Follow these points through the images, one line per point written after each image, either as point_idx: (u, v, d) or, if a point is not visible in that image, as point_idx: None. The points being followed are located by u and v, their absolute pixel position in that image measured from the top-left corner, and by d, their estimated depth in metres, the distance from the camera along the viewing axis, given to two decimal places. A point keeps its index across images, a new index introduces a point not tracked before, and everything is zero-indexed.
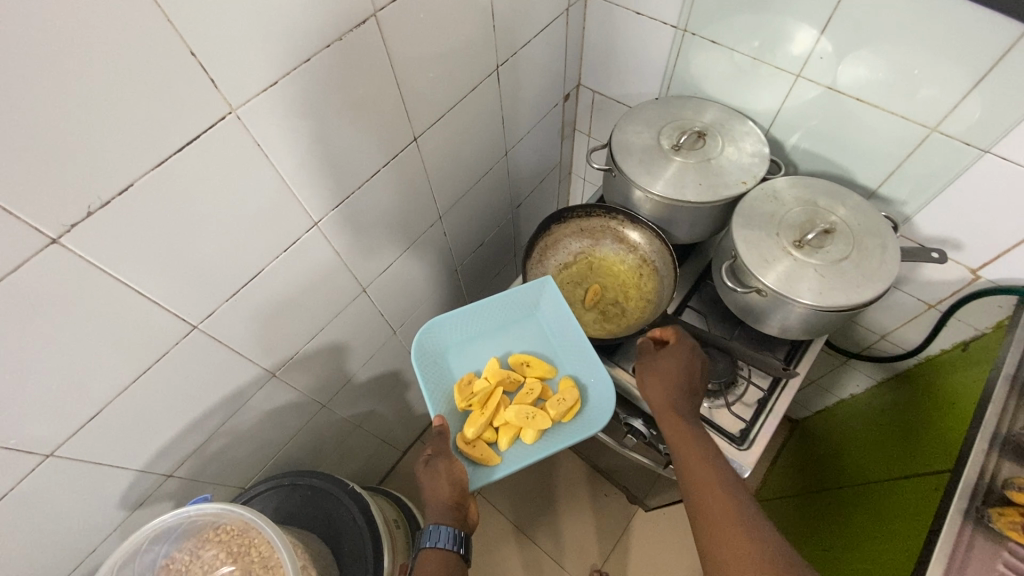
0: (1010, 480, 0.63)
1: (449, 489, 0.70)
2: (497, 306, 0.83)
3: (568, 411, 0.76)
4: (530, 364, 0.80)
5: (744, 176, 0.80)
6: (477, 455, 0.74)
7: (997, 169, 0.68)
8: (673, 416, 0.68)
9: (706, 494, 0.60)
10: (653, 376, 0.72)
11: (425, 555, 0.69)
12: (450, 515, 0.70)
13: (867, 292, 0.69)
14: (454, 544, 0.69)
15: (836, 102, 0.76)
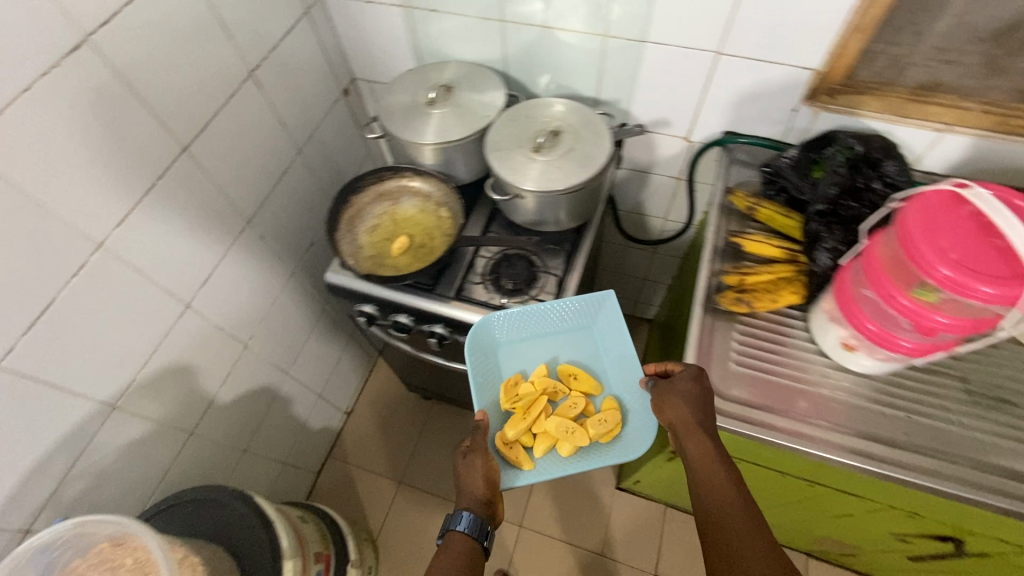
0: (722, 275, 0.81)
1: (482, 485, 0.76)
2: (569, 314, 0.93)
3: (606, 432, 0.83)
4: (576, 376, 0.89)
5: (489, 109, 0.92)
6: (511, 455, 0.81)
7: (659, 51, 0.88)
8: (692, 440, 0.68)
9: (724, 517, 0.61)
10: (668, 401, 0.71)
11: (452, 538, 0.73)
12: (482, 507, 0.75)
13: (593, 169, 0.84)
14: (474, 530, 0.73)
15: (540, 33, 0.93)
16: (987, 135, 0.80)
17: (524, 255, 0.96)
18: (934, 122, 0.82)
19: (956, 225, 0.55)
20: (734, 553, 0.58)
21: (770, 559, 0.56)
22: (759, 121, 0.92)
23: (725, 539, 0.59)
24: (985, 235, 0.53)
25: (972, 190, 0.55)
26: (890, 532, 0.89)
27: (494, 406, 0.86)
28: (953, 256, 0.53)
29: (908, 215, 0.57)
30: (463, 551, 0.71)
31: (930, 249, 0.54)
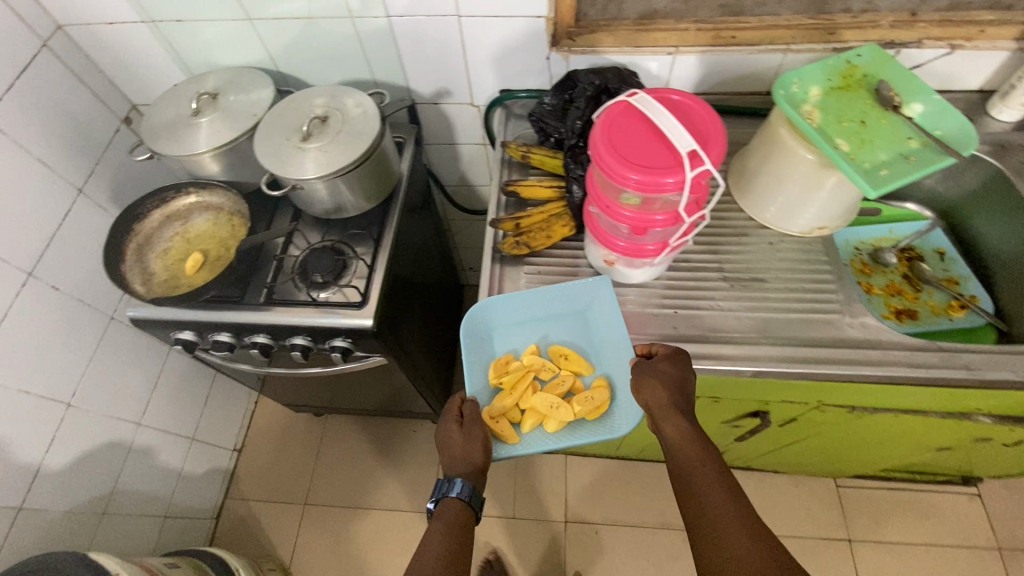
0: (500, 225, 0.84)
1: (480, 453, 0.70)
2: (560, 296, 0.80)
3: (594, 410, 0.72)
4: (568, 356, 0.77)
5: (254, 109, 0.92)
6: (499, 430, 0.72)
7: (405, 25, 0.90)
8: (671, 422, 0.65)
9: (711, 495, 0.60)
10: (645, 382, 0.68)
11: (446, 504, 0.67)
12: (476, 475, 0.69)
13: (359, 145, 0.86)
14: (467, 495, 0.67)
15: (293, 27, 0.93)
16: (708, 51, 0.89)
17: (330, 245, 0.95)
18: (662, 48, 0.89)
19: (629, 128, 0.60)
20: (719, 536, 0.56)
21: (753, 535, 0.55)
22: (524, 75, 0.97)
23: (711, 520, 0.58)
24: (652, 132, 0.59)
25: (640, 94, 0.61)
26: (721, 422, 0.97)
27: (482, 383, 0.76)
28: (625, 155, 0.58)
29: (595, 126, 0.62)
30: (458, 517, 0.66)
31: (608, 153, 0.59)
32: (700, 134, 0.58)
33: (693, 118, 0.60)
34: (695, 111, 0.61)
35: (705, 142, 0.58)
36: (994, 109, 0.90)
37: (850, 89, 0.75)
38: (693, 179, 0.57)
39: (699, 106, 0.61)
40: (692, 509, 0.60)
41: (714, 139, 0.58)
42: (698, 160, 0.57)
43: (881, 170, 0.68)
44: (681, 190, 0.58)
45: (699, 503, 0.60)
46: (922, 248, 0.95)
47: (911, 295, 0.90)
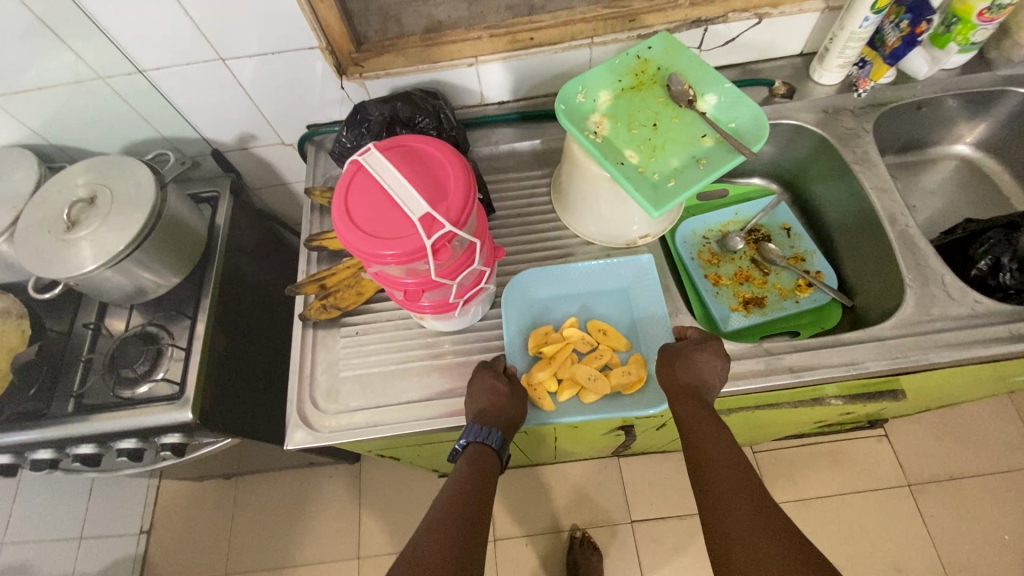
0: (303, 290, 0.75)
1: (513, 409, 0.66)
2: (604, 270, 0.76)
3: (632, 385, 0.69)
4: (606, 332, 0.73)
5: (14, 202, 0.81)
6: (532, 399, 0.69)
7: (165, 77, 0.80)
8: (682, 396, 0.64)
9: (714, 469, 0.59)
10: (669, 357, 0.67)
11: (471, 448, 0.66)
12: (505, 426, 0.66)
13: (132, 225, 0.76)
14: (498, 446, 0.66)
15: (44, 98, 0.83)
16: (510, 57, 0.81)
17: (139, 332, 0.85)
18: (461, 60, 0.81)
19: (367, 193, 0.53)
20: (725, 502, 0.56)
21: (758, 501, 0.55)
22: (325, 107, 0.88)
23: (718, 488, 0.57)
24: (389, 196, 0.52)
25: (374, 152, 0.53)
26: (597, 439, 0.93)
27: (519, 353, 0.72)
28: (359, 227, 0.51)
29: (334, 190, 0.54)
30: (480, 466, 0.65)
31: (342, 223, 0.52)
32: (440, 190, 0.52)
33: (435, 171, 0.53)
34: (441, 162, 0.54)
35: (446, 201, 0.52)
36: (815, 73, 0.86)
37: (643, 88, 0.69)
38: (433, 246, 0.50)
39: (443, 156, 0.54)
40: (701, 481, 0.59)
41: (457, 194, 0.52)
42: (436, 223, 0.50)
43: (670, 182, 0.63)
44: (429, 257, 0.52)
45: (708, 473, 0.59)
46: (768, 227, 0.92)
47: (759, 280, 0.87)
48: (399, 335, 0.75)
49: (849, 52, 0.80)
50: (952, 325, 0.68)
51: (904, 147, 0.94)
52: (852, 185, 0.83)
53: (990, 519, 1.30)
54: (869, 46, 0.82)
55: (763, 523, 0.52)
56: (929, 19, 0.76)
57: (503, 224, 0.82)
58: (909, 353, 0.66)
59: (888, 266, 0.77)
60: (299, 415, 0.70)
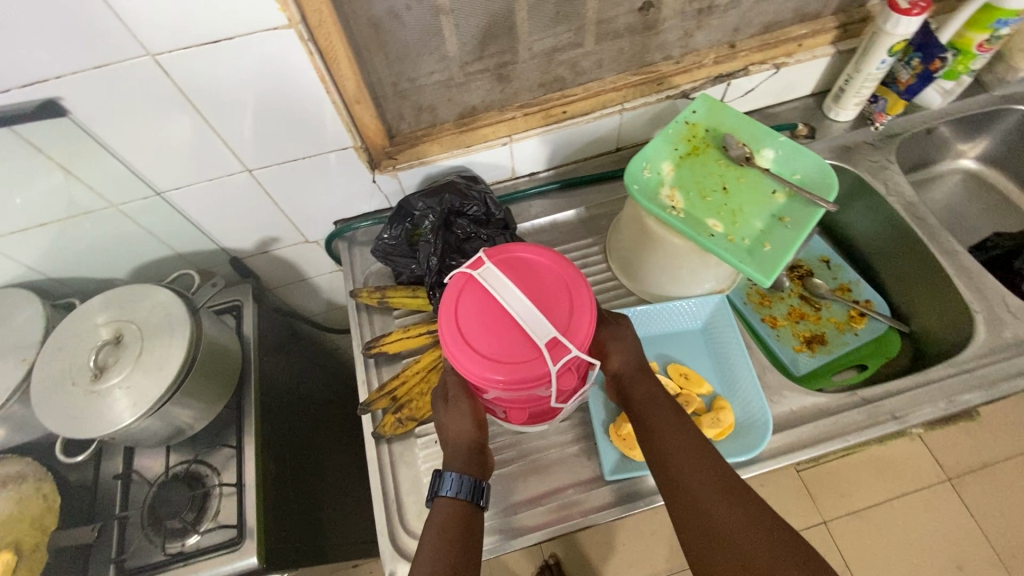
0: (372, 403, 0.71)
1: (459, 429, 0.59)
2: (670, 312, 0.74)
3: (722, 431, 0.65)
4: (689, 376, 0.70)
5: (24, 352, 0.72)
6: (621, 446, 0.65)
7: (184, 196, 0.74)
8: (641, 385, 0.62)
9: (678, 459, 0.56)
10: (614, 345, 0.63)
11: (437, 504, 0.56)
12: (459, 458, 0.59)
13: (171, 364, 0.68)
14: (452, 487, 0.56)
15: (43, 232, 0.75)
16: (545, 132, 0.80)
17: (183, 472, 0.77)
18: (496, 140, 0.79)
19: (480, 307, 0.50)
20: (706, 506, 0.53)
21: (742, 504, 0.53)
22: (356, 202, 0.83)
23: (692, 489, 0.54)
24: (503, 312, 0.49)
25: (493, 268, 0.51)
26: None
27: (602, 402, 0.69)
28: (478, 347, 0.48)
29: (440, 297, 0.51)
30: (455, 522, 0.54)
31: (454, 341, 0.49)
32: (565, 315, 0.49)
33: (553, 286, 0.51)
34: (557, 275, 0.51)
35: (567, 322, 0.49)
36: (832, 111, 0.89)
37: (700, 154, 0.70)
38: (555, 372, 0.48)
39: (561, 270, 0.51)
40: (668, 482, 0.56)
41: (579, 315, 0.49)
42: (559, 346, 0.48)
43: (763, 246, 0.62)
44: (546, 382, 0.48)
45: (678, 473, 0.55)
46: (807, 261, 0.93)
47: (814, 316, 0.87)
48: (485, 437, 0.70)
49: (865, 91, 0.84)
50: None
51: (914, 167, 0.98)
52: (887, 215, 0.86)
53: None
54: (881, 83, 0.86)
55: (748, 523, 0.52)
56: (941, 57, 0.79)
57: None
58: (999, 382, 0.67)
59: (943, 290, 0.79)
60: (394, 547, 0.63)
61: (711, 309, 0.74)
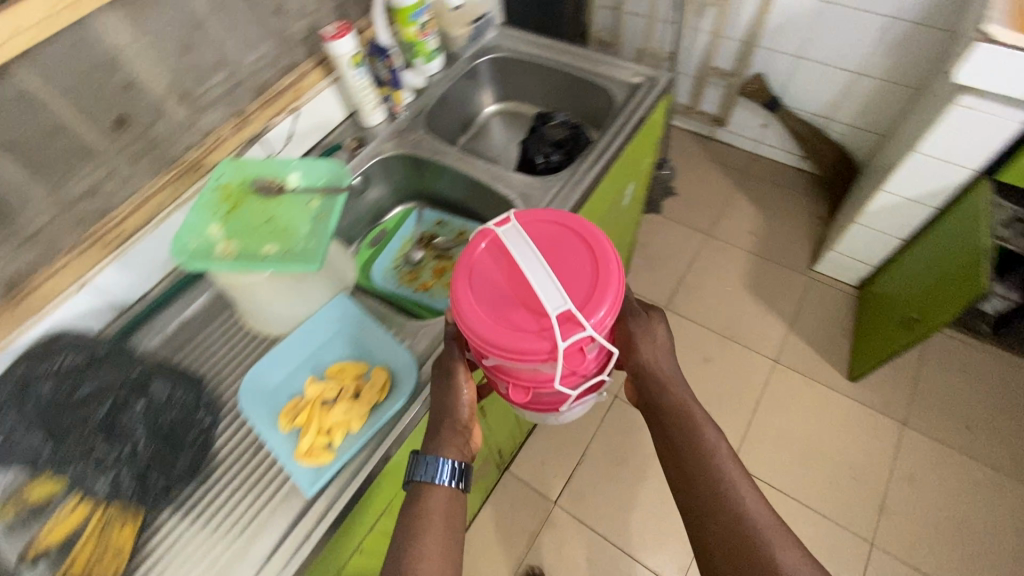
0: None
1: (447, 406, 0.71)
2: (306, 331, 0.82)
3: (384, 389, 0.75)
4: (343, 368, 0.78)
5: None
6: (316, 456, 0.70)
7: None
8: (676, 414, 0.73)
9: (716, 487, 0.67)
10: (643, 342, 0.76)
11: (416, 484, 0.66)
12: (447, 438, 0.70)
13: None
14: (428, 474, 0.66)
15: None
16: (113, 258, 0.82)
17: None
18: (67, 290, 0.79)
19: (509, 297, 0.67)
20: (742, 535, 0.63)
21: (778, 535, 0.63)
22: None
23: (733, 517, 0.65)
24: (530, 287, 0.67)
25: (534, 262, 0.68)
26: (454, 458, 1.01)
27: (285, 436, 0.73)
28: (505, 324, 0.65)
29: (482, 286, 0.69)
30: (439, 504, 0.65)
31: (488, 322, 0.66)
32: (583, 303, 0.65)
33: (578, 282, 0.68)
34: (586, 268, 0.69)
35: (586, 304, 0.66)
36: (365, 121, 1.10)
37: (238, 205, 0.79)
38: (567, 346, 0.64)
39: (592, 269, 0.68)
40: (704, 507, 0.67)
41: (597, 304, 0.65)
42: (574, 323, 0.65)
43: (310, 245, 0.75)
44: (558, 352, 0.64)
45: (717, 499, 0.66)
46: (429, 229, 1.14)
47: (450, 265, 1.06)
48: (194, 549, 0.68)
49: (369, 97, 1.06)
50: (548, 205, 0.97)
51: (463, 128, 1.28)
52: (444, 172, 1.09)
53: (715, 290, 1.81)
54: (379, 88, 1.09)
55: (775, 553, 0.62)
56: (388, 53, 1.06)
57: (220, 384, 0.82)
58: None
59: (497, 199, 1.04)
60: None
61: (338, 309, 0.84)
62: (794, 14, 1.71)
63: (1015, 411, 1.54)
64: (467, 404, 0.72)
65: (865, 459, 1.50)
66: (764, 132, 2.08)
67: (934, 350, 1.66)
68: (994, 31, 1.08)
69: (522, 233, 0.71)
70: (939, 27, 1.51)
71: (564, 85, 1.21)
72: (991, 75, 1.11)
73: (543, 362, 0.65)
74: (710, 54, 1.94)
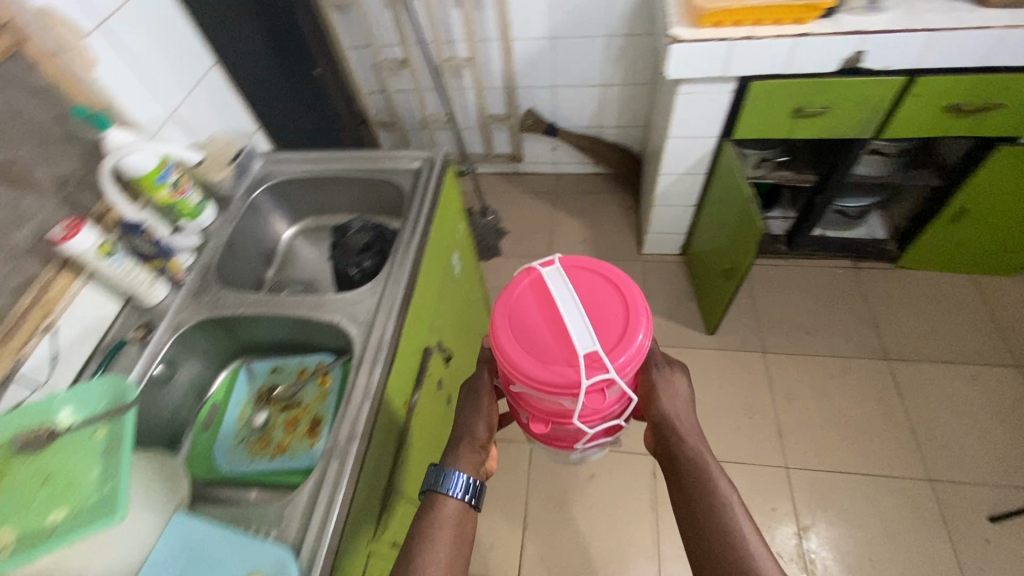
0: None
1: (479, 430, 0.78)
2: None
3: None
4: None
5: None
6: None
7: None
8: (692, 462, 0.75)
9: (725, 536, 0.69)
10: (663, 394, 0.79)
11: (433, 497, 0.70)
12: (471, 463, 0.76)
13: None
14: (451, 489, 0.70)
15: None
16: None
17: None
18: None
19: (541, 337, 0.72)
20: None
21: None
22: None
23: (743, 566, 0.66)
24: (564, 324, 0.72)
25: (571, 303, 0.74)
26: None
27: None
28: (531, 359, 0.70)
29: (521, 324, 0.74)
30: (451, 517, 0.69)
31: (519, 357, 0.71)
32: (613, 346, 0.70)
33: (610, 325, 0.73)
34: (618, 314, 0.73)
35: (614, 348, 0.70)
36: (147, 301, 0.99)
37: (4, 477, 0.64)
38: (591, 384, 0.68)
39: (624, 314, 0.73)
40: (714, 555, 0.69)
41: (625, 348, 0.70)
42: (599, 366, 0.69)
43: (111, 488, 0.64)
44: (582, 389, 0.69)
45: (728, 546, 0.68)
46: (264, 382, 1.04)
47: (300, 413, 0.98)
48: None
49: (142, 276, 0.96)
50: (375, 314, 0.94)
51: (267, 261, 1.23)
52: (256, 322, 1.01)
53: None
54: (150, 263, 0.99)
55: None
56: (145, 227, 0.98)
57: None
58: (378, 348, 0.89)
59: (321, 329, 0.99)
60: None
61: (180, 534, 0.71)
62: (534, 54, 1.93)
63: (830, 303, 1.84)
64: (487, 425, 0.79)
65: (749, 395, 1.67)
66: (558, 154, 2.30)
67: (757, 281, 1.93)
68: (678, 33, 1.30)
69: (562, 273, 0.77)
70: (643, 32, 1.80)
71: (349, 190, 1.22)
72: (692, 64, 1.33)
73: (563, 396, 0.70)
74: (483, 105, 2.10)
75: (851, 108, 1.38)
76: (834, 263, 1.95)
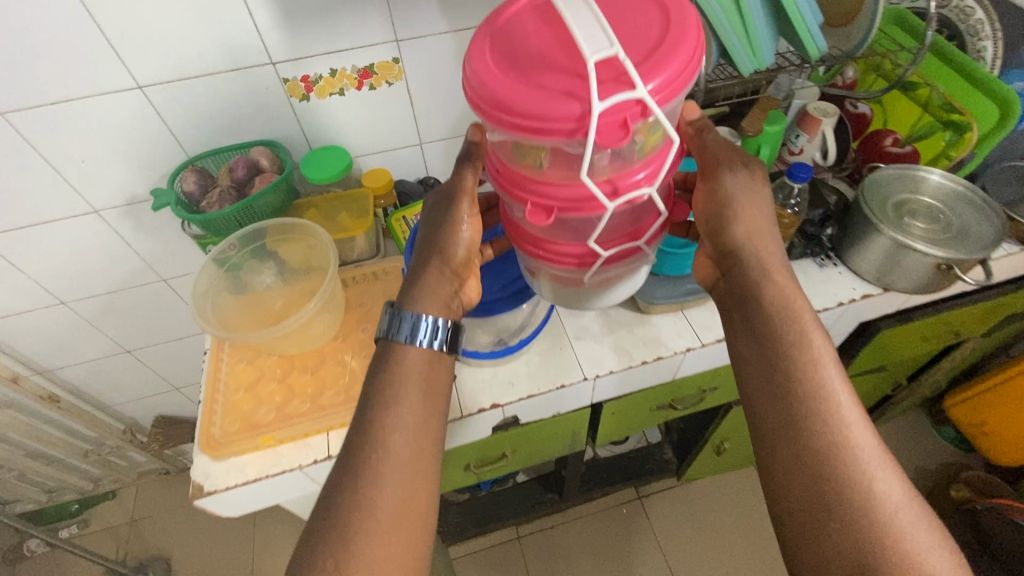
0: None
1: (472, 239, 0.66)
2: None
3: None
4: None
5: None
6: None
7: None
8: (754, 252, 0.60)
9: (774, 341, 0.56)
10: (743, 209, 0.61)
11: (396, 343, 0.61)
12: (448, 309, 0.65)
13: None
14: (417, 336, 0.61)
15: None
16: None
17: None
18: None
19: (544, 56, 0.51)
20: (789, 404, 0.53)
21: (841, 418, 0.52)
22: None
23: (783, 382, 0.54)
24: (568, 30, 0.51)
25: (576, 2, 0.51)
26: None
27: None
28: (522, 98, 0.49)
29: (508, 52, 0.53)
30: (419, 357, 0.61)
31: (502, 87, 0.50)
32: (647, 64, 0.50)
33: (644, 37, 0.52)
34: (648, 28, 0.53)
35: (646, 62, 0.50)
36: None
37: None
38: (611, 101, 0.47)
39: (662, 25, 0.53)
40: (750, 363, 0.57)
41: (666, 52, 0.50)
42: (620, 84, 0.48)
43: None
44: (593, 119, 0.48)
45: (768, 352, 0.56)
46: None
47: None
48: None
49: None
50: None
51: None
52: None
53: None
54: None
55: (825, 435, 0.51)
56: None
57: None
58: None
59: None
60: None
61: None
62: (109, 371, 1.23)
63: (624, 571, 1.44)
64: (464, 247, 0.66)
65: None
66: None
67: (534, 569, 1.46)
68: (201, 473, 0.70)
69: None
70: None
71: None
72: (248, 503, 0.73)
73: (563, 139, 0.50)
74: (69, 448, 1.33)
75: (534, 450, 0.94)
76: (615, 499, 1.56)
